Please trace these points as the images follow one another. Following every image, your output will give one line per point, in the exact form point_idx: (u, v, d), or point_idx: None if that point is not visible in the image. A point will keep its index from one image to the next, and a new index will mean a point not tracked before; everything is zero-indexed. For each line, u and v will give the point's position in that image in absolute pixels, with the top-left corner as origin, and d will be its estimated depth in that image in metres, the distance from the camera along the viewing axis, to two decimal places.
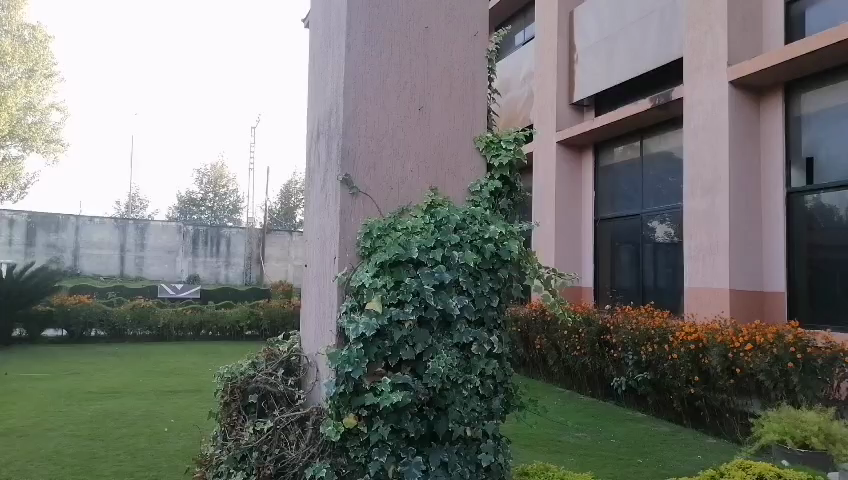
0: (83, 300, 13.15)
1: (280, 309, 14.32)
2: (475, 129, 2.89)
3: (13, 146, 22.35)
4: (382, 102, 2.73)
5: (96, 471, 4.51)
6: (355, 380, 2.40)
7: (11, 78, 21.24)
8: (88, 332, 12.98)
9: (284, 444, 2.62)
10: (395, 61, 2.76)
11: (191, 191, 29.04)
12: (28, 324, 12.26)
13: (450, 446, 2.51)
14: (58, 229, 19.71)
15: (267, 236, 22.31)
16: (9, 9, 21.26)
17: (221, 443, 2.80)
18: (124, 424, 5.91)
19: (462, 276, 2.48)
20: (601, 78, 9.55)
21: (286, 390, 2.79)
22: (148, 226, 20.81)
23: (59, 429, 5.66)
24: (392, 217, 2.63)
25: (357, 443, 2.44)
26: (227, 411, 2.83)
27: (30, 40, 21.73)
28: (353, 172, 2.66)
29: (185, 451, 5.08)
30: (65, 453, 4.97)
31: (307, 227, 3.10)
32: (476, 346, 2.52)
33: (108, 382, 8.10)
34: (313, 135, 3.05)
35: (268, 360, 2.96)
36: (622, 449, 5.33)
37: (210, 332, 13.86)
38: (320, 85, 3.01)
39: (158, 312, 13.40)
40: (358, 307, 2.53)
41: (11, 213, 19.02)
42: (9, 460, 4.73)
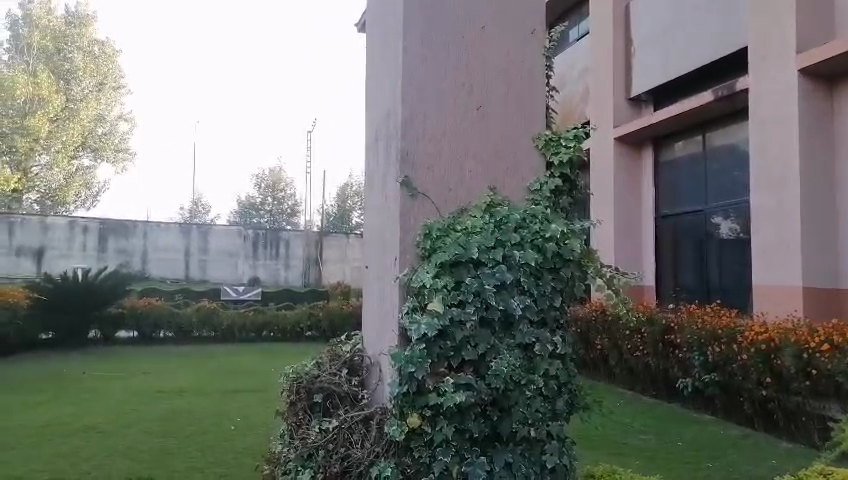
0: (152, 302, 13.65)
1: (339, 310, 14.54)
2: (533, 127, 2.85)
3: (85, 156, 23.38)
4: (439, 104, 2.73)
5: (170, 466, 4.70)
6: (418, 380, 2.42)
7: (82, 92, 22.33)
8: (157, 333, 13.52)
9: (349, 443, 2.65)
10: (450, 61, 2.76)
11: (251, 196, 29.84)
12: (102, 325, 12.92)
13: (514, 448, 2.50)
14: (128, 234, 20.56)
15: (324, 238, 22.80)
16: (80, 27, 22.41)
17: (288, 441, 2.87)
18: (194, 422, 6.11)
19: (523, 276, 2.47)
20: (659, 72, 9.30)
21: (350, 390, 2.84)
22: (211, 230, 21.47)
23: (134, 426, 5.92)
24: (451, 218, 2.62)
25: (421, 443, 2.45)
26: (294, 410, 2.88)
27: (99, 55, 22.79)
28: (411, 173, 2.68)
29: (252, 449, 5.22)
30: (140, 448, 5.19)
31: (367, 229, 3.14)
32: (539, 347, 2.50)
33: (177, 381, 8.42)
34: (371, 138, 3.08)
35: (332, 360, 3.02)
36: (690, 452, 5.17)
37: (272, 332, 14.19)
38: (377, 89, 3.04)
39: (221, 314, 13.83)
40: (419, 307, 2.52)
41: (85, 220, 19.90)
42: (89, 455, 4.98)
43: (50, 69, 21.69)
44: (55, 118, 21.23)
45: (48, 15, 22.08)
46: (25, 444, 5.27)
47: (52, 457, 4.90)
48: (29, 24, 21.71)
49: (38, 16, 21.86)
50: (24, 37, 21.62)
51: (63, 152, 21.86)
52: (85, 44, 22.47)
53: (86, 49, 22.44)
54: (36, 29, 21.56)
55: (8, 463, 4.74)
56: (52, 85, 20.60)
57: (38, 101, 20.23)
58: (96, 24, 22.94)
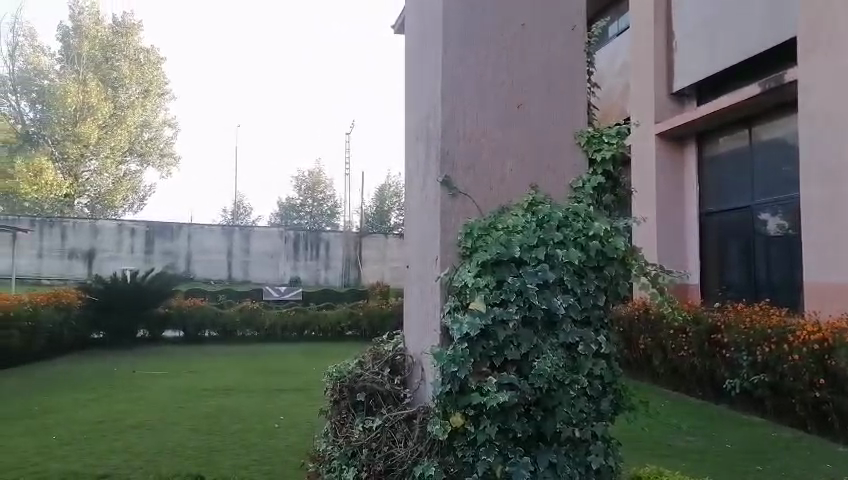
0: (197, 303, 13.98)
1: (379, 309, 14.62)
2: (574, 124, 2.82)
3: (132, 161, 23.85)
4: (479, 103, 2.72)
5: (218, 463, 4.81)
6: (461, 380, 2.41)
7: (128, 98, 22.91)
8: (202, 333, 13.83)
9: (392, 442, 2.66)
10: (489, 59, 2.75)
11: (291, 197, 30.25)
12: (150, 325, 13.30)
13: (558, 448, 2.48)
14: (173, 237, 21.14)
15: (363, 238, 22.79)
16: (125, 36, 23.14)
17: (332, 440, 2.89)
18: (238, 420, 6.23)
19: (566, 274, 2.45)
20: (703, 65, 9.08)
21: (393, 389, 2.85)
22: (253, 232, 21.87)
23: (182, 424, 6.07)
24: (493, 216, 2.61)
25: (464, 442, 2.44)
26: (337, 409, 2.91)
27: (145, 62, 23.40)
28: (452, 173, 2.68)
29: (295, 446, 5.29)
30: (188, 445, 5.32)
31: (407, 230, 3.14)
32: (583, 346, 2.47)
33: (223, 380, 8.60)
34: (412, 138, 3.09)
35: (374, 359, 3.04)
36: (739, 455, 5.04)
37: (313, 332, 14.37)
38: (418, 90, 3.05)
39: (264, 314, 14.08)
40: (461, 307, 2.51)
41: (133, 222, 20.60)
42: (140, 451, 5.12)
43: (99, 76, 22.46)
44: (103, 124, 22.09)
45: (96, 25, 22.84)
46: (80, 441, 5.45)
47: (105, 453, 5.06)
48: (79, 34, 22.51)
49: (87, 27, 22.65)
50: (74, 46, 22.40)
51: (111, 157, 22.65)
52: (131, 52, 23.13)
53: (131, 57, 23.09)
54: (85, 39, 22.45)
55: (64, 459, 4.92)
56: (101, 93, 21.79)
57: (87, 108, 21.64)
58: (141, 32, 23.62)
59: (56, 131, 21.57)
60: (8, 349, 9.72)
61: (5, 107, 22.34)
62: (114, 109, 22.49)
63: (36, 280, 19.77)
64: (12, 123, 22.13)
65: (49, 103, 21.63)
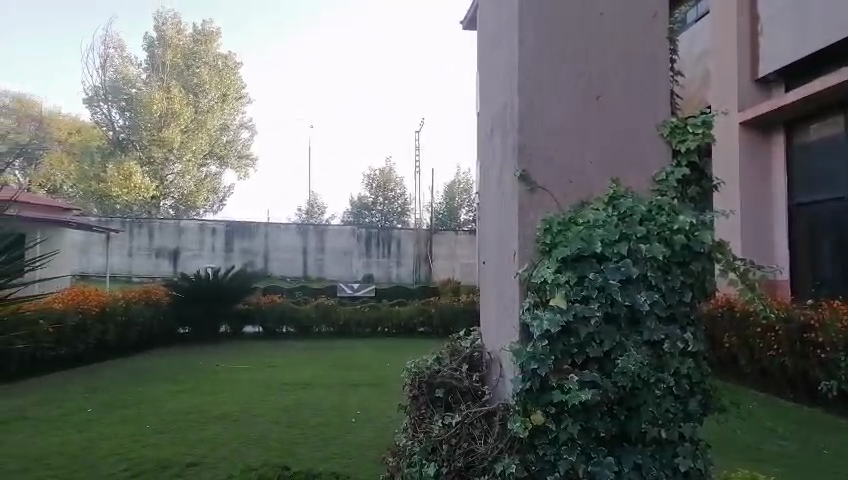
0: (275, 299, 14.45)
1: (450, 306, 14.64)
2: (657, 114, 2.73)
3: (212, 163, 24.91)
4: (557, 96, 2.67)
5: (299, 454, 4.96)
6: (541, 377, 2.37)
7: (208, 103, 23.96)
8: (280, 328, 14.27)
9: (471, 439, 2.65)
10: (567, 50, 2.69)
11: (363, 196, 30.67)
12: (231, 321, 13.86)
13: (643, 449, 2.42)
14: (251, 236, 21.91)
15: (433, 235, 22.94)
16: (205, 43, 24.24)
17: (411, 436, 2.90)
18: (316, 414, 6.40)
19: (649, 270, 2.39)
20: (790, 49, 8.58)
21: (472, 385, 2.85)
22: (326, 230, 22.37)
23: (263, 416, 6.29)
24: (572, 211, 2.55)
25: (545, 441, 2.40)
26: (416, 405, 2.93)
27: (222, 68, 24.42)
28: (530, 168, 2.63)
29: (374, 441, 5.40)
30: (269, 437, 5.52)
31: (484, 226, 3.12)
32: (668, 344, 2.39)
33: (301, 374, 8.86)
34: (488, 133, 3.07)
35: (452, 355, 3.04)
36: (837, 461, 4.76)
37: (386, 328, 14.58)
38: (493, 86, 3.02)
39: (339, 310, 14.39)
40: (540, 303, 2.46)
41: (214, 222, 21.49)
42: (225, 442, 5.34)
43: (182, 83, 23.60)
44: (185, 128, 23.14)
45: (178, 34, 23.99)
46: (171, 430, 5.74)
47: (193, 442, 5.31)
48: (162, 43, 23.69)
49: (170, 36, 23.83)
50: (158, 55, 23.57)
51: (192, 160, 23.59)
52: (210, 58, 24.18)
53: (210, 63, 24.14)
54: (168, 48, 23.53)
55: (156, 446, 5.19)
56: (183, 99, 22.93)
57: (169, 114, 22.79)
58: (219, 40, 24.66)
59: (144, 136, 22.72)
60: (104, 342, 10.34)
61: (97, 115, 23.69)
62: (195, 113, 23.53)
63: (126, 279, 20.95)
64: (103, 131, 23.51)
65: (136, 110, 22.79)
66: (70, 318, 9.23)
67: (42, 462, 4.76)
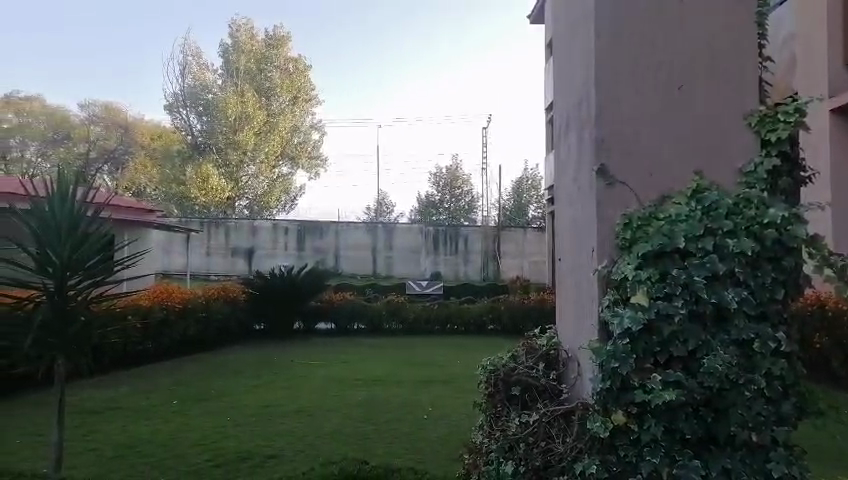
0: (346, 296, 14.73)
1: (520, 304, 14.47)
2: (744, 103, 2.61)
3: (284, 165, 25.64)
4: (636, 87, 2.59)
5: (372, 449, 5.04)
6: (622, 376, 2.30)
7: (279, 106, 24.70)
8: (351, 325, 14.52)
9: (550, 438, 2.60)
10: (647, 40, 2.60)
11: (430, 194, 30.76)
12: (305, 317, 14.22)
13: (732, 453, 2.31)
14: (322, 235, 22.39)
15: (501, 233, 22.81)
16: (276, 48, 24.97)
17: (487, 433, 2.88)
18: (390, 410, 6.47)
19: (737, 266, 2.29)
20: None
21: (549, 384, 2.82)
22: (395, 228, 22.56)
23: (337, 411, 6.42)
24: (653, 205, 2.47)
25: (627, 442, 2.34)
26: (492, 403, 2.92)
27: (293, 72, 25.16)
28: (608, 162, 2.57)
29: (447, 438, 5.40)
30: (343, 432, 5.62)
31: (561, 221, 3.07)
32: (759, 344, 2.28)
33: (373, 371, 8.97)
34: (564, 126, 3.02)
35: (528, 353, 3.01)
36: None
37: (456, 326, 14.58)
38: (568, 79, 2.97)
39: (409, 307, 14.52)
40: (620, 300, 2.39)
41: (286, 221, 22.10)
42: (301, 435, 5.47)
43: (255, 86, 24.40)
44: (259, 131, 23.95)
45: (251, 39, 24.81)
46: (249, 423, 5.95)
47: (272, 435, 5.48)
48: (236, 49, 24.53)
49: (243, 42, 24.66)
50: (232, 61, 24.41)
51: (266, 161, 24.33)
52: (281, 62, 24.94)
53: (282, 67, 24.89)
54: (242, 53, 24.38)
55: (237, 438, 5.40)
56: (257, 102, 23.75)
57: (244, 117, 23.64)
58: (290, 44, 25.38)
59: (220, 140, 23.59)
60: (187, 337, 10.82)
61: (177, 120, 24.80)
62: (268, 117, 24.32)
63: (205, 277, 21.77)
64: (183, 135, 24.59)
65: (213, 114, 23.72)
66: (155, 314, 9.72)
67: (134, 450, 5.03)
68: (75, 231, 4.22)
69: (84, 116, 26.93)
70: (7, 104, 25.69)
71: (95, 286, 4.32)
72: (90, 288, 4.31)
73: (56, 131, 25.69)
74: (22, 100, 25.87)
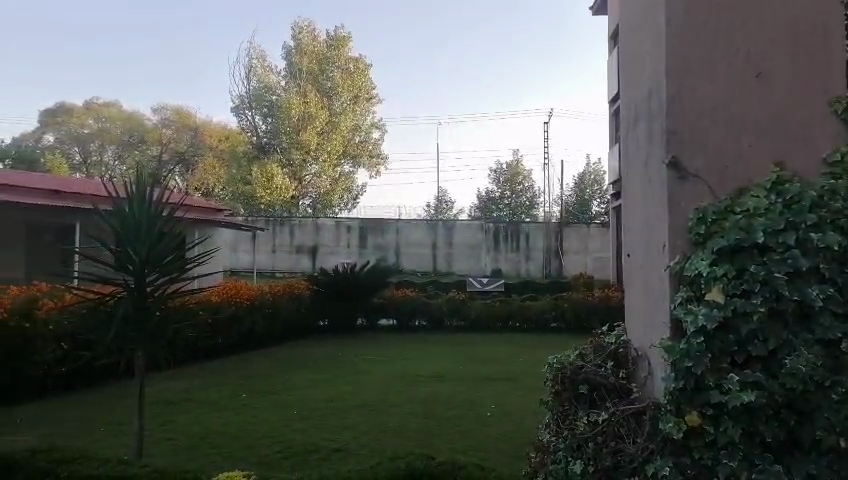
0: (408, 293, 14.83)
1: (584, 301, 14.16)
2: (829, 90, 2.48)
3: (346, 163, 26.09)
4: (710, 76, 2.49)
5: (436, 445, 5.06)
6: (696, 375, 2.23)
7: (341, 105, 25.12)
8: (414, 321, 14.65)
9: (620, 438, 2.54)
10: (723, 26, 2.49)
11: (490, 190, 30.51)
12: (368, 314, 14.42)
13: (818, 458, 2.19)
14: (384, 232, 22.62)
15: (564, 228, 22.46)
16: (337, 48, 25.35)
17: (554, 432, 2.84)
18: (453, 407, 6.47)
19: (822, 261, 2.17)
20: None
21: (618, 383, 2.75)
22: (456, 225, 22.50)
23: (401, 407, 6.48)
24: (729, 199, 2.37)
25: (702, 443, 2.25)
26: (559, 400, 2.87)
27: (353, 71, 25.54)
28: (680, 154, 2.48)
29: (512, 436, 5.35)
30: (406, 427, 5.66)
31: (631, 215, 3.01)
32: (847, 344, 2.16)
33: (435, 367, 9.00)
34: (633, 118, 2.94)
35: (596, 350, 2.96)
36: None
37: (518, 323, 14.47)
38: (637, 70, 2.90)
39: (470, 304, 14.51)
40: (694, 297, 2.31)
41: (348, 219, 22.43)
42: (365, 430, 5.55)
43: (316, 86, 24.86)
44: (321, 131, 24.47)
45: (313, 40, 25.20)
46: (315, 416, 6.08)
47: (338, 429, 5.57)
48: (298, 50, 24.95)
49: (305, 43, 25.07)
50: (295, 63, 24.87)
51: (328, 160, 24.78)
52: (342, 62, 25.36)
53: (343, 67, 25.30)
54: (304, 54, 24.84)
55: (304, 431, 5.52)
56: (318, 102, 24.27)
57: (307, 117, 24.13)
58: (350, 44, 25.72)
59: (284, 140, 24.13)
60: (255, 332, 11.16)
61: (243, 121, 25.49)
62: (330, 117, 24.81)
63: (271, 275, 22.36)
64: (249, 136, 25.25)
65: (277, 115, 24.32)
66: (224, 311, 10.10)
67: (207, 441, 5.23)
68: (152, 230, 4.41)
69: (157, 119, 28.13)
70: (88, 109, 27.14)
71: (170, 282, 4.50)
72: (165, 284, 4.49)
73: (131, 135, 26.97)
74: (101, 106, 27.27)
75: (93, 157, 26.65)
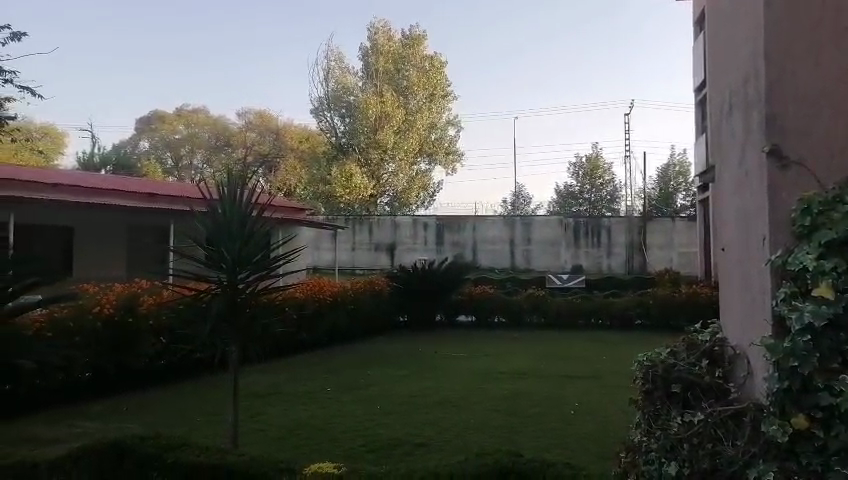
0: (487, 289, 14.78)
1: (671, 298, 13.61)
2: None
3: (422, 161, 26.28)
4: (815, 57, 2.34)
5: (520, 443, 5.02)
6: (803, 376, 2.10)
7: (417, 104, 25.29)
8: (492, 318, 14.58)
9: (718, 440, 2.43)
10: (831, 4, 2.34)
11: (569, 185, 29.88)
12: (447, 310, 14.47)
13: None
14: (461, 229, 22.59)
15: (647, 224, 21.73)
16: (413, 46, 25.51)
17: (646, 431, 2.76)
18: (535, 404, 6.41)
19: None
20: None
21: (714, 382, 2.64)
22: (533, 221, 22.19)
23: (483, 404, 6.47)
24: (837, 189, 2.22)
25: (811, 449, 2.13)
26: (649, 400, 2.78)
27: (429, 69, 25.65)
28: (781, 142, 2.34)
29: (598, 435, 5.25)
30: (490, 424, 5.65)
31: (726, 209, 2.88)
32: None
33: (515, 364, 8.92)
34: (728, 107, 2.81)
35: (689, 348, 2.85)
36: None
37: (601, 320, 14.17)
38: (732, 56, 2.76)
39: (551, 301, 14.29)
40: (799, 294, 2.17)
41: (425, 217, 22.57)
42: (448, 426, 5.58)
43: (392, 86, 25.15)
44: (398, 130, 24.74)
45: (389, 40, 25.46)
46: (398, 411, 6.17)
47: (420, 425, 5.62)
48: (374, 51, 25.29)
49: (381, 43, 25.36)
50: (371, 63, 25.21)
51: (405, 158, 25.03)
52: (418, 60, 25.51)
53: (418, 65, 25.47)
54: (380, 54, 25.15)
55: (387, 426, 5.61)
56: (394, 101, 24.53)
57: (383, 117, 24.47)
58: (425, 42, 25.82)
59: (362, 140, 24.54)
60: (338, 328, 11.45)
61: (322, 123, 26.10)
62: (406, 115, 25.08)
63: (351, 271, 22.85)
64: (327, 137, 25.79)
65: (355, 115, 24.76)
66: (309, 305, 10.45)
67: (296, 432, 5.41)
68: (243, 228, 4.60)
69: (241, 123, 29.30)
70: (179, 116, 28.64)
71: (260, 279, 4.69)
72: (254, 281, 4.68)
73: (218, 139, 28.23)
74: (190, 113, 28.71)
75: (184, 162, 28.11)
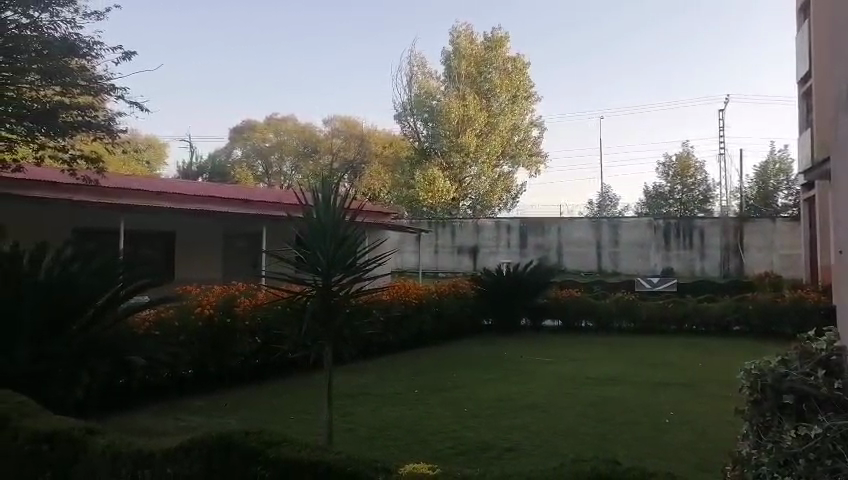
0: (573, 293, 14.47)
1: (772, 303, 12.85)
2: None
3: (505, 164, 26.11)
4: None
5: (612, 451, 4.89)
6: None
7: (500, 106, 25.17)
8: (579, 322, 14.25)
9: (839, 456, 2.30)
10: None
11: (658, 185, 28.80)
12: (532, 314, 14.27)
13: None
14: (545, 231, 22.20)
15: (745, 224, 20.63)
16: (496, 48, 25.35)
17: (754, 444, 2.62)
18: (627, 411, 6.23)
19: None
20: None
21: (832, 394, 2.50)
22: (621, 222, 21.52)
23: (572, 409, 6.34)
24: None
25: None
26: (758, 411, 2.65)
27: (512, 70, 25.48)
28: None
29: (697, 445, 5.03)
30: (580, 430, 5.53)
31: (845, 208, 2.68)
32: None
33: (605, 370, 8.71)
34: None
35: (801, 357, 2.69)
36: None
37: (694, 325, 13.60)
38: None
39: (641, 305, 13.84)
40: None
41: (508, 219, 22.38)
42: (536, 431, 5.51)
43: (475, 89, 25.14)
44: (481, 133, 24.71)
45: (471, 43, 25.41)
46: (485, 414, 6.16)
47: (508, 429, 5.59)
48: (457, 55, 25.27)
49: (464, 46, 25.33)
50: (454, 67, 25.20)
51: (488, 161, 25.04)
52: (501, 62, 25.36)
53: (501, 67, 25.32)
54: (463, 58, 25.12)
55: (475, 429, 5.59)
56: (477, 104, 24.50)
57: (467, 120, 24.49)
58: (507, 43, 25.57)
59: (445, 144, 24.66)
60: (423, 330, 11.56)
61: (406, 128, 26.39)
62: (489, 118, 25.00)
63: (434, 274, 23.01)
64: (411, 141, 26.04)
65: (437, 120, 24.74)
66: (396, 308, 10.63)
67: (385, 433, 5.50)
68: (336, 231, 4.73)
69: (328, 130, 30.15)
70: (269, 125, 29.83)
71: (352, 281, 4.82)
72: (347, 282, 4.81)
73: (306, 146, 29.21)
74: (280, 121, 29.83)
75: (274, 168, 29.21)
